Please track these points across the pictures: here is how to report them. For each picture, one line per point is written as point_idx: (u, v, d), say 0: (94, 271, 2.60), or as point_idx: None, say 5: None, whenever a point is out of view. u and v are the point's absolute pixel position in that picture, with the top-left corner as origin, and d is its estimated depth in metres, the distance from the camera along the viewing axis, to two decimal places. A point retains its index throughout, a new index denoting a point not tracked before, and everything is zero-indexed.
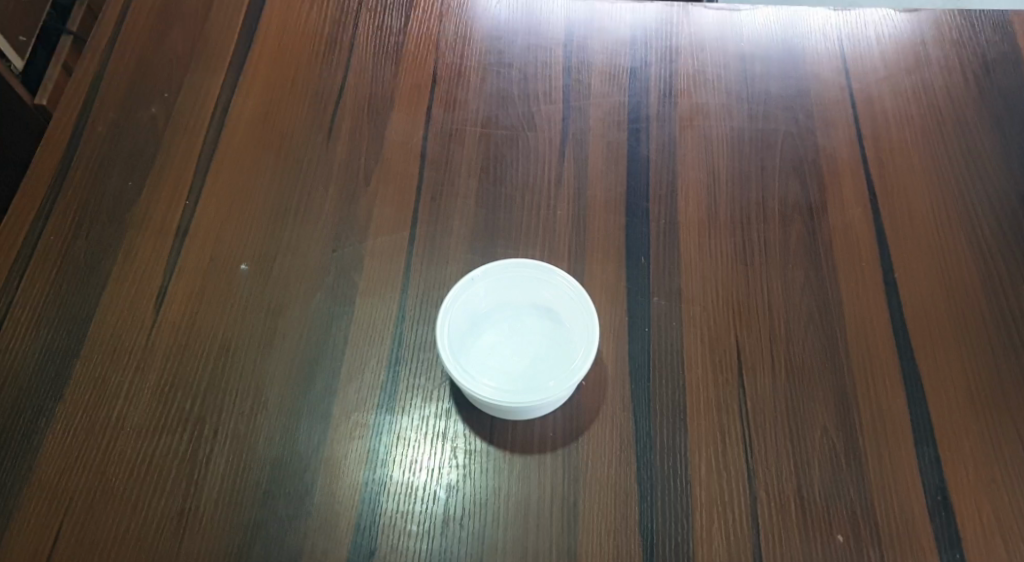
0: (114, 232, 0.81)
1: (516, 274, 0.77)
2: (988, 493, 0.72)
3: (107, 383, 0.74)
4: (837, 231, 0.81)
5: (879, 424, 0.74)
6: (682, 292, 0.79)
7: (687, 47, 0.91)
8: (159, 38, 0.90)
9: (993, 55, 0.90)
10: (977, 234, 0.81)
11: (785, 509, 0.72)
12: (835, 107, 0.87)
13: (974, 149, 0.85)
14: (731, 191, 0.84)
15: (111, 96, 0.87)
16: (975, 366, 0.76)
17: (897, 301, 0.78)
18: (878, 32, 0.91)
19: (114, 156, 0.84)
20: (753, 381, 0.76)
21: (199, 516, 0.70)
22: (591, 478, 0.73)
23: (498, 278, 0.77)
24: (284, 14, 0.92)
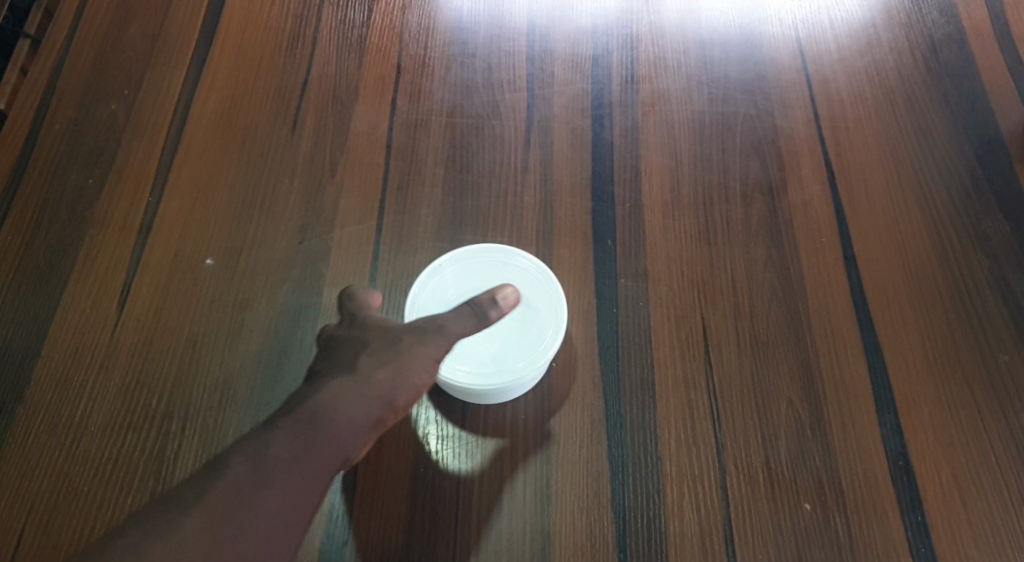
0: (74, 230, 0.82)
1: (483, 260, 0.79)
2: (947, 457, 0.74)
3: (69, 383, 0.76)
4: (795, 208, 0.84)
5: (843, 394, 0.76)
6: (647, 272, 0.81)
7: (647, 35, 0.92)
8: (117, 36, 0.90)
9: (941, 35, 0.92)
10: (929, 207, 0.84)
11: (753, 480, 0.73)
12: (792, 89, 0.90)
13: (925, 127, 0.87)
14: (693, 173, 0.86)
15: (69, 93, 0.87)
16: (932, 334, 0.78)
17: (856, 275, 0.81)
18: (832, 15, 0.94)
19: (72, 155, 0.85)
20: (719, 356, 0.78)
21: None
22: (561, 456, 0.74)
23: (466, 265, 0.79)
24: (246, 10, 0.92)
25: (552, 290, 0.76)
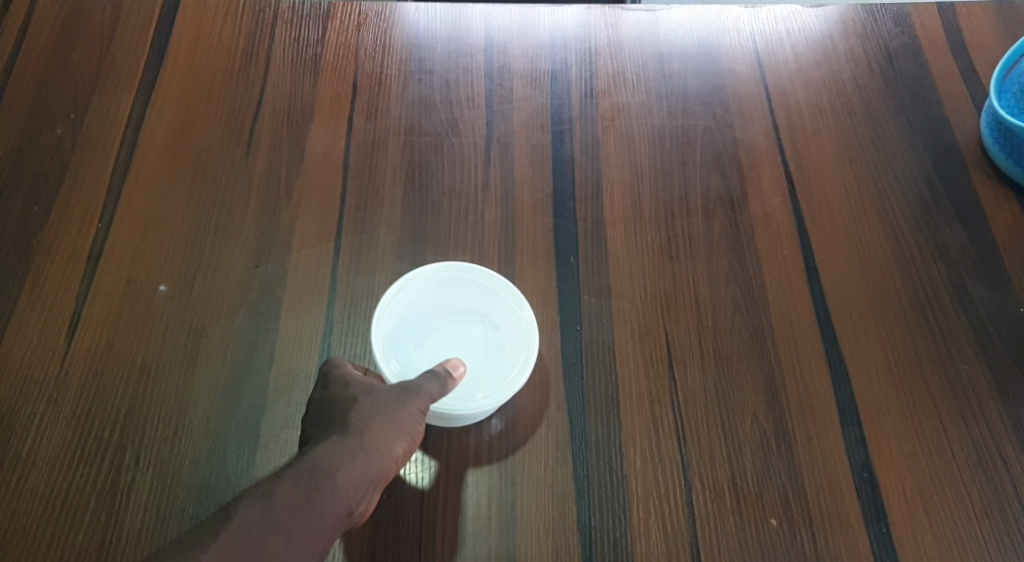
0: (20, 259, 0.80)
1: (455, 276, 0.78)
2: (912, 468, 0.74)
3: (16, 417, 0.74)
4: (757, 221, 0.84)
5: (806, 408, 0.76)
6: (610, 288, 0.81)
7: (605, 49, 0.92)
8: (63, 58, 0.89)
9: (896, 44, 0.93)
10: (889, 217, 0.84)
11: (719, 497, 0.73)
12: (751, 101, 0.90)
13: (883, 137, 0.88)
14: (655, 187, 0.85)
15: (13, 119, 0.86)
16: (895, 345, 0.78)
17: (818, 287, 0.81)
18: (788, 27, 0.94)
19: (18, 181, 0.83)
20: (683, 372, 0.77)
21: (120, 548, 0.70)
22: (525, 478, 0.73)
23: (436, 279, 0.78)
24: (199, 30, 0.91)
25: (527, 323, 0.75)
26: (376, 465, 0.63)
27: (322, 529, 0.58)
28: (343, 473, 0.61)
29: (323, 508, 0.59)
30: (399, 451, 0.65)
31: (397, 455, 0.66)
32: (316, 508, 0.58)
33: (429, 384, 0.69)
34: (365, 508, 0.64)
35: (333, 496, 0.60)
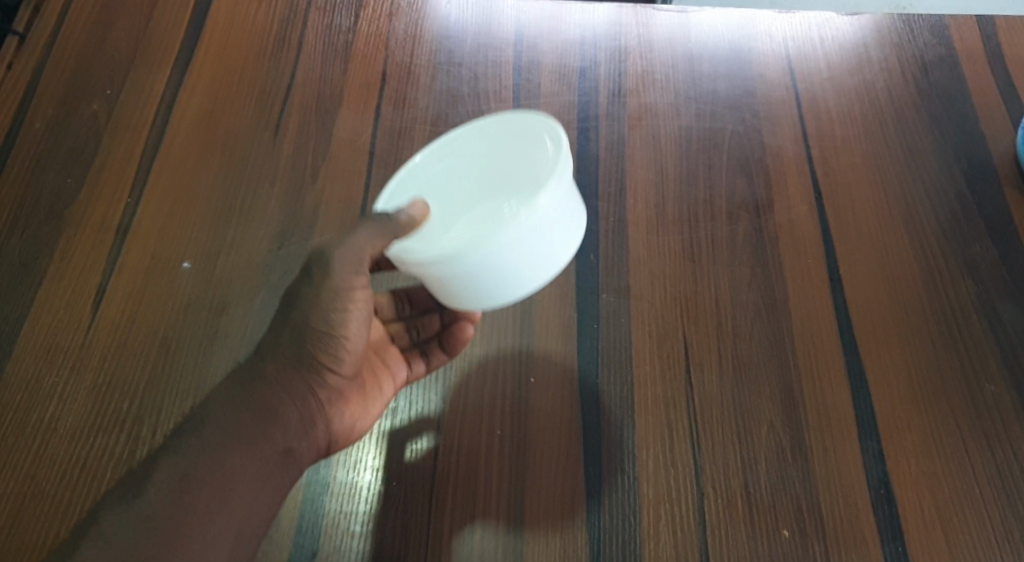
0: (50, 230, 0.80)
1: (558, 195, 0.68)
2: (929, 485, 0.73)
3: (39, 384, 0.74)
4: (782, 228, 0.83)
5: (824, 419, 0.75)
6: (629, 288, 0.80)
7: (635, 49, 0.91)
8: (101, 35, 0.89)
9: (932, 56, 0.91)
10: (917, 231, 0.83)
11: (731, 504, 0.72)
12: (781, 107, 0.89)
13: (914, 149, 0.87)
14: (679, 188, 0.84)
15: (50, 92, 0.86)
16: (917, 360, 0.77)
17: (841, 297, 0.80)
18: (822, 34, 0.93)
19: (52, 153, 0.83)
20: (700, 377, 0.76)
21: None
22: (537, 475, 0.73)
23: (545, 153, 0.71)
24: (232, 13, 0.91)
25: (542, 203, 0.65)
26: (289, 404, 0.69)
27: (233, 499, 0.65)
28: (248, 418, 0.68)
29: (223, 476, 0.65)
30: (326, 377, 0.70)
31: (335, 362, 0.70)
32: (214, 480, 0.65)
33: (352, 241, 0.67)
34: (330, 424, 0.71)
35: (236, 460, 0.66)
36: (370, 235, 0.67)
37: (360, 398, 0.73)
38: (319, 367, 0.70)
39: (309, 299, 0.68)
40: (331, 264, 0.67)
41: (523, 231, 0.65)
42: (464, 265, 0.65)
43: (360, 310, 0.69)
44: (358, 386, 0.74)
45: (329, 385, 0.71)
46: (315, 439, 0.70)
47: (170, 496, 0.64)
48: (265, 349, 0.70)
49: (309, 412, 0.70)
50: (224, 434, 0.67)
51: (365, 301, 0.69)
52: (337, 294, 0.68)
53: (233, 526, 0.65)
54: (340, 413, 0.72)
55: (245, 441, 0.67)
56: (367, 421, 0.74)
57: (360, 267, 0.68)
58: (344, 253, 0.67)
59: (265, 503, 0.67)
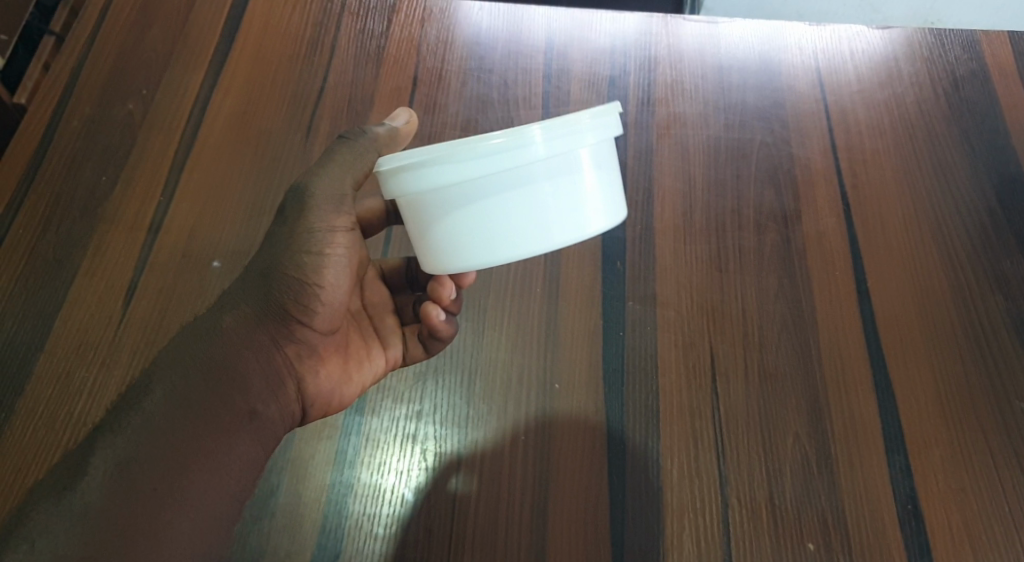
0: (84, 226, 0.81)
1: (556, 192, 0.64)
2: (957, 502, 0.72)
3: (70, 378, 0.75)
4: (810, 239, 0.82)
5: (851, 432, 0.74)
6: (656, 297, 0.80)
7: (666, 58, 0.92)
8: (137, 36, 0.91)
9: (963, 71, 0.91)
10: (947, 245, 0.82)
11: (756, 516, 0.72)
12: (810, 119, 0.89)
13: (944, 164, 0.86)
14: (707, 198, 0.84)
15: (87, 92, 0.87)
16: (945, 375, 0.77)
17: (869, 310, 0.79)
18: (852, 47, 0.93)
19: (88, 151, 0.85)
20: (727, 387, 0.76)
21: None
22: (560, 482, 0.73)
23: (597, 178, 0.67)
24: (266, 16, 0.92)
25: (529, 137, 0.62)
26: (268, 360, 0.68)
27: (200, 474, 0.62)
28: (205, 380, 0.64)
29: (187, 445, 0.62)
30: (309, 333, 0.70)
31: (317, 320, 0.69)
32: (176, 449, 0.61)
33: (334, 177, 0.67)
34: (315, 384, 0.71)
35: (198, 426, 0.63)
36: (352, 173, 0.68)
37: (342, 353, 0.73)
38: (294, 322, 0.68)
39: (285, 243, 0.66)
40: (312, 201, 0.66)
41: (501, 157, 0.62)
42: (425, 181, 0.63)
43: (342, 256, 0.68)
44: (337, 339, 0.73)
45: (308, 341, 0.70)
46: (289, 399, 0.69)
47: (132, 474, 0.59)
48: (232, 303, 0.67)
49: (279, 370, 0.68)
50: (182, 398, 0.63)
51: (347, 246, 0.68)
52: (317, 237, 0.66)
53: (205, 503, 0.61)
54: (324, 373, 0.71)
55: (205, 406, 0.63)
56: (354, 382, 0.73)
57: (340, 208, 0.67)
58: (325, 189, 0.67)
59: (234, 474, 0.64)
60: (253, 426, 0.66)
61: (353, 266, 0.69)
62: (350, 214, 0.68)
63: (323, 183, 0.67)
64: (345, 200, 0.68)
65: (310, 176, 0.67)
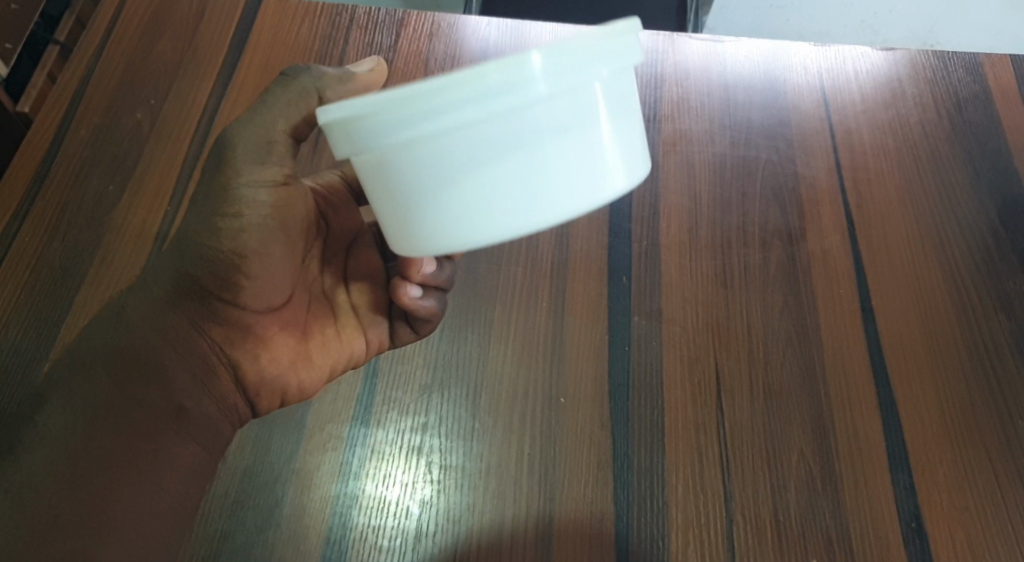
0: (91, 235, 0.81)
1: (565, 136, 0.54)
2: (962, 521, 0.72)
3: None
4: (815, 257, 0.83)
5: (855, 449, 0.75)
6: (662, 312, 0.80)
7: (672, 76, 0.92)
8: (147, 45, 0.91)
9: (966, 93, 0.92)
10: (951, 266, 0.83)
11: (761, 533, 0.72)
12: (815, 138, 0.89)
13: (947, 185, 0.87)
14: (712, 215, 0.85)
15: (96, 100, 0.88)
16: (949, 395, 0.77)
17: (874, 328, 0.80)
18: (856, 68, 0.94)
19: (96, 160, 0.85)
20: (731, 403, 0.76)
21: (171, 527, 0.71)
22: (565, 495, 0.73)
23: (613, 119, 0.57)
24: (276, 28, 0.92)
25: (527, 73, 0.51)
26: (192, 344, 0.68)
27: (120, 485, 0.63)
28: (123, 384, 0.65)
29: (113, 457, 0.64)
30: (246, 310, 0.69)
31: (250, 299, 0.68)
32: (101, 462, 0.63)
33: (257, 130, 0.64)
34: (255, 365, 0.71)
35: (124, 436, 0.64)
36: (282, 121, 0.64)
37: (294, 331, 0.72)
38: (218, 301, 0.68)
39: (203, 213, 0.65)
40: (233, 155, 0.64)
41: (491, 99, 0.51)
42: (393, 131, 0.52)
43: (267, 224, 0.66)
44: (283, 317, 0.71)
45: (240, 319, 0.69)
46: (222, 388, 0.70)
47: (59, 488, 0.62)
48: (153, 278, 0.68)
49: (206, 355, 0.69)
50: (105, 404, 0.64)
51: (272, 207, 0.65)
52: (237, 201, 0.64)
53: (135, 515, 0.63)
54: (264, 354, 0.71)
55: (128, 413, 0.65)
56: (302, 365, 0.72)
57: (265, 164, 0.64)
58: (248, 140, 0.64)
59: (164, 485, 0.66)
60: (179, 427, 0.67)
61: (282, 236, 0.67)
62: (279, 167, 0.65)
63: (247, 131, 0.64)
64: (274, 150, 0.64)
65: (238, 124, 0.64)
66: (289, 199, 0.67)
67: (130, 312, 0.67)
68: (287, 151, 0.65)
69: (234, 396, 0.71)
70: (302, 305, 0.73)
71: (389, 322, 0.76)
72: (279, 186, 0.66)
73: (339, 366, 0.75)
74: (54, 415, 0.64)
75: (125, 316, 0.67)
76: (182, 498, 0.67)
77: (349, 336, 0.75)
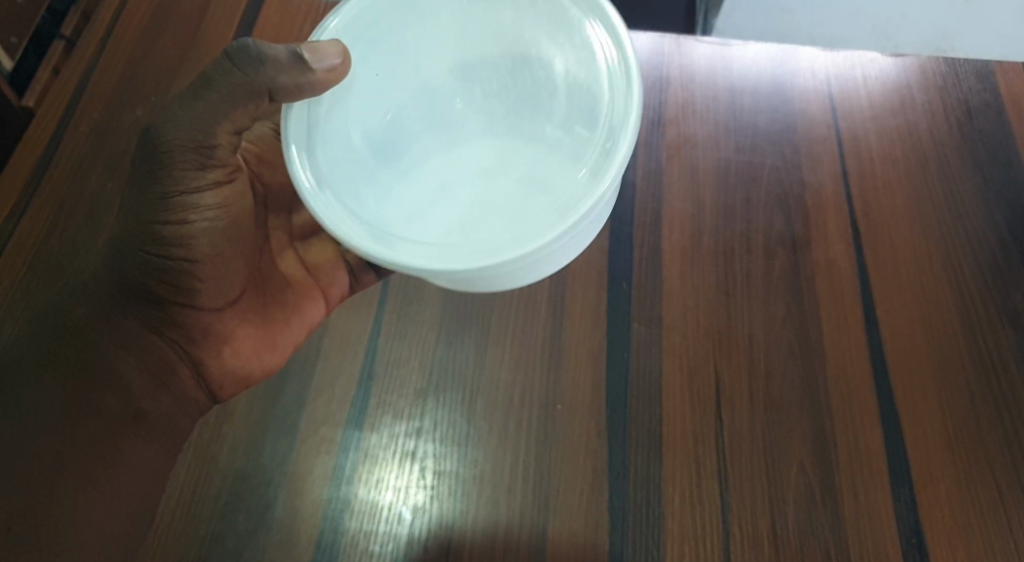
0: (88, 231, 0.81)
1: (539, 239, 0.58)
2: (963, 538, 0.71)
3: None
4: (819, 265, 0.82)
5: (856, 462, 0.74)
6: (663, 318, 0.79)
7: (677, 79, 0.91)
8: (149, 41, 0.90)
9: (977, 101, 0.90)
10: (957, 277, 0.81)
11: (758, 546, 0.71)
12: (821, 144, 0.88)
13: (955, 194, 0.85)
14: (716, 221, 0.84)
15: (97, 96, 0.87)
16: (953, 408, 0.76)
17: (877, 339, 0.78)
18: (865, 73, 0.92)
19: (95, 156, 0.85)
20: (731, 413, 0.75)
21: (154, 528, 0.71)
22: (560, 506, 0.72)
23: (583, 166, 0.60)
24: (278, 24, 0.92)
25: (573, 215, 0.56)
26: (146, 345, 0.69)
27: (79, 495, 0.64)
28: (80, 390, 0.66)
29: (70, 463, 0.65)
30: (205, 306, 0.70)
31: (207, 296, 0.69)
32: (58, 467, 0.64)
33: (185, 129, 0.63)
34: (215, 364, 0.72)
35: (81, 440, 0.65)
36: (222, 121, 0.63)
37: (253, 320, 0.73)
38: (172, 301, 0.69)
39: (147, 218, 0.65)
40: (173, 161, 0.63)
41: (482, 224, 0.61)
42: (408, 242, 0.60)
43: (214, 225, 0.67)
44: (240, 309, 0.73)
45: (195, 317, 0.70)
46: (183, 386, 0.71)
47: (20, 495, 0.63)
48: (93, 281, 0.68)
49: (164, 355, 0.70)
50: (62, 408, 0.65)
51: (218, 205, 0.67)
52: (185, 202, 0.65)
53: (97, 522, 0.65)
54: (220, 353, 0.72)
55: (81, 421, 0.66)
56: (263, 352, 0.73)
57: (206, 168, 0.65)
58: (184, 143, 0.63)
59: (124, 487, 0.66)
60: (138, 429, 0.68)
61: (230, 230, 0.68)
62: (221, 167, 0.66)
63: (179, 131, 0.63)
64: (212, 152, 0.64)
65: (166, 124, 0.63)
66: (233, 194, 0.68)
67: (80, 319, 0.68)
68: (228, 150, 0.65)
69: (195, 392, 0.71)
70: (254, 294, 0.74)
71: (347, 275, 0.78)
72: (221, 184, 0.67)
73: (299, 338, 0.75)
74: (12, 424, 0.65)
75: (77, 324, 0.68)
76: (144, 498, 0.67)
77: (308, 302, 0.76)
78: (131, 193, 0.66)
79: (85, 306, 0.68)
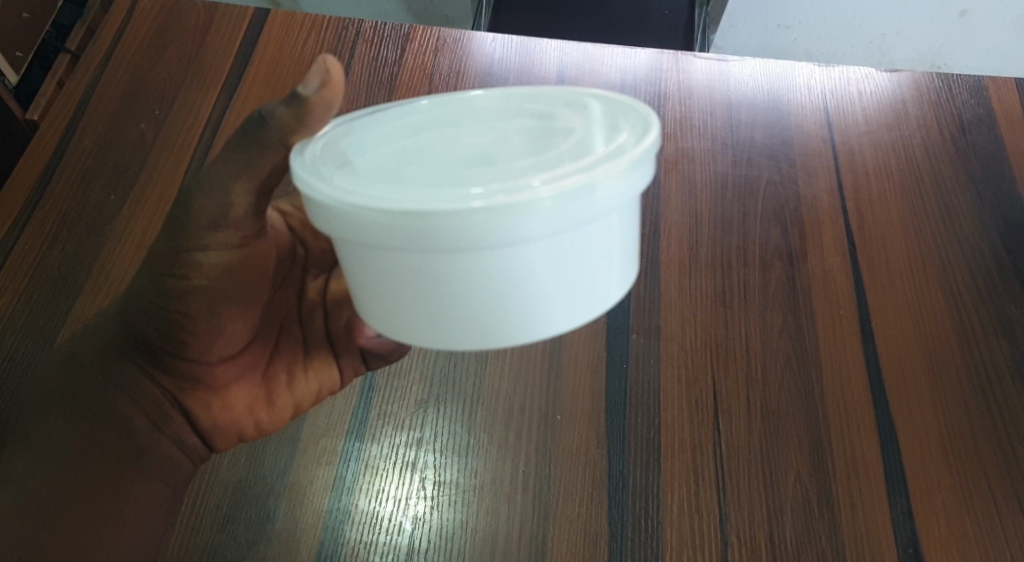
0: (92, 244, 0.82)
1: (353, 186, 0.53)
2: (960, 548, 0.72)
3: None
4: (815, 278, 0.83)
5: (854, 474, 0.74)
6: (660, 330, 0.80)
7: (675, 94, 0.92)
8: (155, 57, 0.92)
9: (970, 116, 0.92)
10: (952, 289, 0.82)
11: (756, 555, 0.71)
12: (818, 158, 0.89)
13: (949, 207, 0.86)
14: (713, 235, 0.85)
15: (101, 111, 0.89)
16: (948, 419, 0.76)
17: (873, 351, 0.79)
18: (859, 89, 0.94)
19: (98, 170, 0.86)
20: (729, 423, 0.76)
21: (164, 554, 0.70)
22: (559, 515, 0.72)
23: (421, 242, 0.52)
24: (281, 42, 0.93)
25: (330, 195, 0.52)
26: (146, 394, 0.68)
27: (89, 523, 0.64)
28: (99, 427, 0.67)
29: (77, 501, 0.64)
30: (196, 357, 0.67)
31: (194, 351, 0.67)
32: (66, 507, 0.64)
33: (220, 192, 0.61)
34: (214, 421, 0.70)
35: (85, 482, 0.65)
36: (238, 183, 0.60)
37: (253, 378, 0.71)
38: (166, 359, 0.67)
39: (158, 276, 0.64)
40: (194, 224, 0.62)
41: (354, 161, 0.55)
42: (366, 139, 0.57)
43: (217, 290, 0.65)
44: (241, 363, 0.70)
45: (201, 373, 0.68)
46: (175, 430, 0.69)
47: (42, 525, 0.64)
48: (104, 321, 0.68)
49: (158, 400, 0.68)
50: (64, 452, 0.65)
51: (226, 267, 0.64)
52: (189, 255, 0.63)
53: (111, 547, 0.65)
54: (218, 412, 0.70)
55: (93, 450, 0.66)
56: (259, 409, 0.71)
57: (217, 230, 0.62)
58: (208, 213, 0.61)
59: (128, 521, 0.66)
60: (138, 464, 0.67)
61: (233, 294, 0.66)
62: (236, 231, 0.63)
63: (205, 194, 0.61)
64: (228, 217, 0.62)
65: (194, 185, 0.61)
66: (248, 255, 0.65)
67: (87, 359, 0.68)
68: (246, 212, 0.62)
69: (191, 438, 0.70)
70: (263, 352, 0.72)
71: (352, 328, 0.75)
72: (233, 248, 0.64)
73: (304, 405, 0.73)
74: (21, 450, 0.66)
75: (81, 365, 0.68)
76: (148, 533, 0.67)
77: (323, 365, 0.74)
78: (157, 245, 0.64)
79: (99, 348, 0.68)
